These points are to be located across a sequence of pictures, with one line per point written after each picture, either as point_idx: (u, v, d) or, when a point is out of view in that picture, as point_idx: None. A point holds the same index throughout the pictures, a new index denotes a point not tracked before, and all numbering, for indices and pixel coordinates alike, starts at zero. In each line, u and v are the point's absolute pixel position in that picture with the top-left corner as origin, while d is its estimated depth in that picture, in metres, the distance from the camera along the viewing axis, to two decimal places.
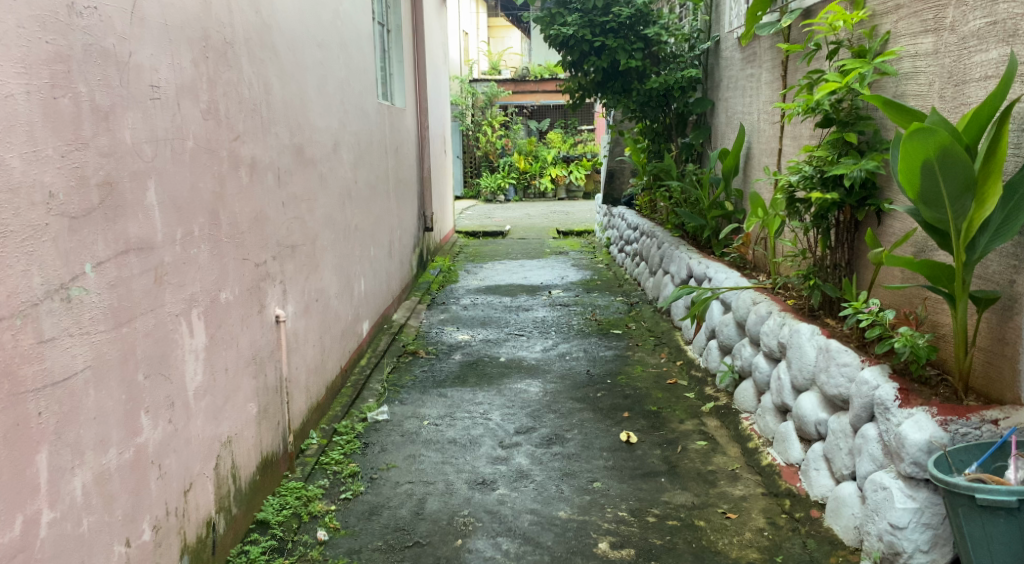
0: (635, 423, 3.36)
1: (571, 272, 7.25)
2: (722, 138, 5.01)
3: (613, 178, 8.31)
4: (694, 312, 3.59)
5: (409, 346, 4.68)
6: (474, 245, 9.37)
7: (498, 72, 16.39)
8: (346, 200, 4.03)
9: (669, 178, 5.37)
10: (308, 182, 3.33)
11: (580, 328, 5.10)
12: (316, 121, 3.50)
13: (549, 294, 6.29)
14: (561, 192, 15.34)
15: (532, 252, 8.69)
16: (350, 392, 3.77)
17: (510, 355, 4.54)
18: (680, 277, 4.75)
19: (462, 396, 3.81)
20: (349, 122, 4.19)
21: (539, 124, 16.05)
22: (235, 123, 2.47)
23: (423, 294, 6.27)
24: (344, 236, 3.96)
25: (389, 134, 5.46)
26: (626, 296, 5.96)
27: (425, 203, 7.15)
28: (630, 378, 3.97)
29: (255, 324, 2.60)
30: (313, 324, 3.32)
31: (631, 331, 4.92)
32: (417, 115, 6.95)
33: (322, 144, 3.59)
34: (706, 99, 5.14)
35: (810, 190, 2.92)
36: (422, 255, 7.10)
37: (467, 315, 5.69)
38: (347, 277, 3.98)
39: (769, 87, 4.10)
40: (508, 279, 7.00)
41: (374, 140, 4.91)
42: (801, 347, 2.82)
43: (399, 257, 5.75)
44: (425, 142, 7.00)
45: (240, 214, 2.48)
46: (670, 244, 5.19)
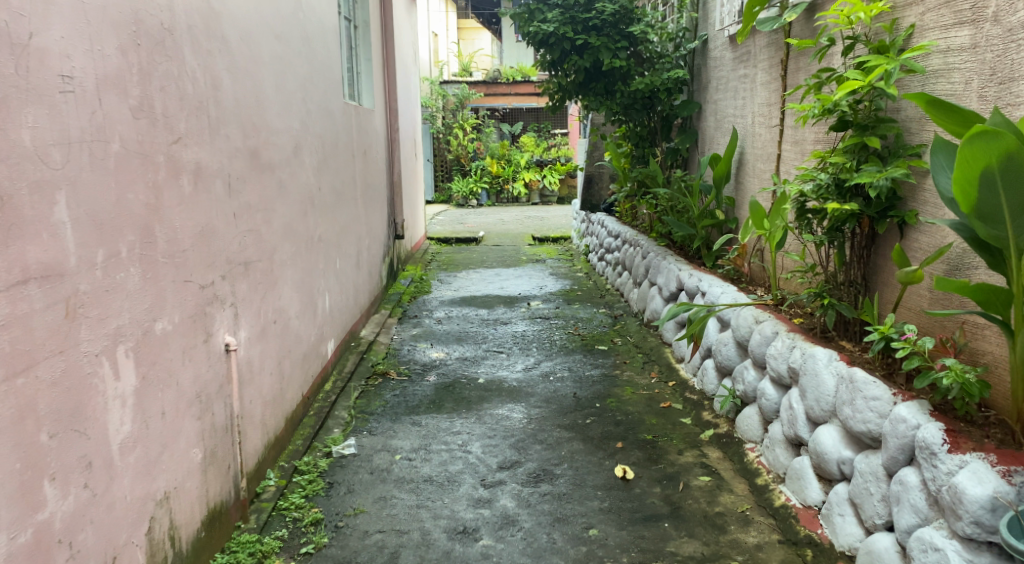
0: (630, 456, 3.07)
1: (550, 282, 6.95)
2: (710, 143, 4.74)
3: (592, 183, 8.03)
4: (690, 331, 3.30)
5: (379, 367, 4.34)
6: (446, 252, 9.02)
7: (469, 74, 16.08)
8: (309, 209, 3.69)
9: (655, 184, 5.09)
10: (265, 191, 2.97)
11: (562, 344, 4.79)
12: (274, 123, 3.15)
13: (528, 305, 5.97)
14: (535, 197, 15.03)
15: (508, 260, 8.37)
16: (313, 423, 3.43)
17: (489, 376, 4.22)
18: (669, 289, 4.47)
19: (439, 425, 3.48)
20: (311, 123, 3.83)
21: (512, 128, 15.75)
22: (176, 123, 2.11)
23: (393, 307, 5.93)
24: (306, 250, 3.60)
25: (356, 137, 5.11)
26: (610, 308, 5.66)
27: (395, 210, 6.81)
28: (620, 402, 3.67)
29: (200, 357, 2.24)
30: (269, 349, 2.96)
31: (617, 347, 4.63)
32: (387, 117, 6.60)
33: (281, 148, 3.24)
34: (693, 102, 4.89)
35: (824, 200, 2.63)
36: (392, 264, 6.74)
37: (441, 330, 5.35)
38: (309, 294, 3.63)
39: (765, 88, 3.84)
40: (483, 290, 6.68)
41: (340, 144, 4.55)
42: (818, 375, 2.54)
43: (368, 268, 5.39)
44: (394, 145, 6.66)
45: (181, 229, 2.13)
46: (657, 253, 4.91)
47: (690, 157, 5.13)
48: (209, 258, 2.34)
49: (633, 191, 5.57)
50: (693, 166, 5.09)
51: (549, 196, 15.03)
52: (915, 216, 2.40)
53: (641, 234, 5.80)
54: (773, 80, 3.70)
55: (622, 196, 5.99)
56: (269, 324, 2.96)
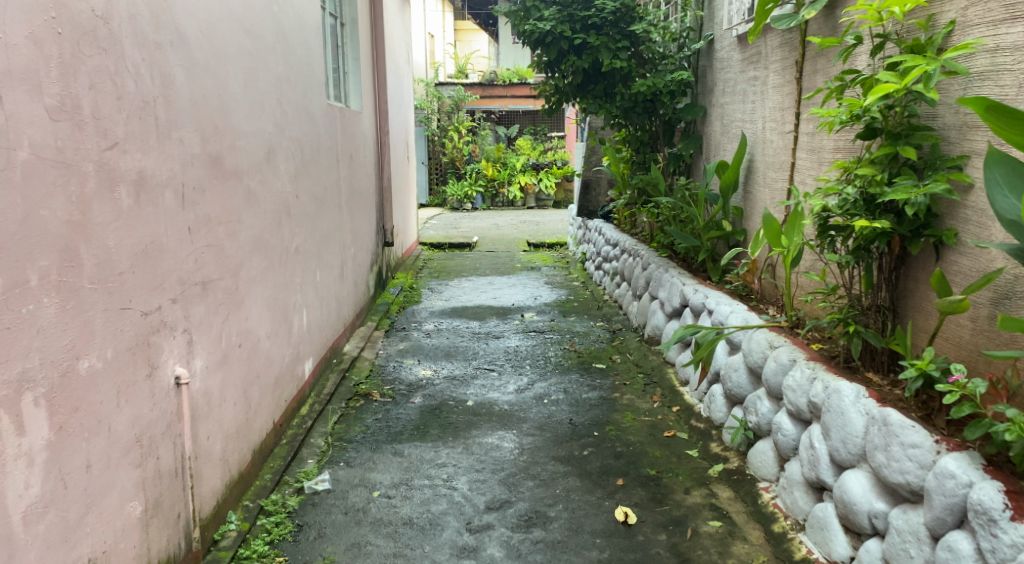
0: (632, 495, 2.78)
1: (545, 292, 6.67)
2: (716, 149, 4.47)
3: (589, 189, 7.77)
4: (698, 357, 3.02)
5: (361, 387, 4.04)
6: (438, 259, 8.73)
7: (465, 76, 15.80)
8: (284, 219, 3.40)
9: (657, 193, 4.81)
10: (230, 202, 2.69)
11: (559, 361, 4.50)
12: (242, 127, 2.87)
13: (522, 318, 5.69)
14: (530, 201, 14.74)
15: (502, 267, 8.08)
16: (285, 453, 3.14)
17: (479, 397, 3.92)
18: (672, 305, 4.19)
19: (422, 456, 3.19)
20: (288, 127, 3.54)
21: (507, 131, 15.48)
22: (111, 127, 1.83)
23: (381, 318, 5.63)
24: (279, 264, 3.31)
25: (341, 141, 4.83)
26: (608, 322, 5.36)
27: (384, 216, 6.52)
28: (620, 430, 3.39)
29: (143, 395, 1.96)
30: (233, 377, 2.67)
31: (616, 366, 4.35)
32: (376, 119, 6.31)
33: (250, 153, 2.95)
34: (698, 106, 4.62)
35: (851, 217, 2.35)
36: (381, 273, 6.45)
37: (430, 344, 5.07)
38: (283, 311, 3.34)
39: (777, 91, 3.56)
40: (476, 300, 6.40)
41: (322, 148, 4.27)
42: (843, 414, 2.25)
43: (353, 279, 5.10)
44: (384, 148, 6.37)
45: (119, 249, 1.85)
46: (658, 266, 4.64)
47: (694, 164, 4.86)
48: (156, 280, 2.06)
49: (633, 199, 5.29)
50: (697, 174, 4.82)
51: (545, 199, 14.74)
52: (954, 236, 2.14)
53: (642, 244, 5.53)
54: (787, 83, 3.43)
55: (622, 205, 5.72)
56: (233, 348, 2.67)
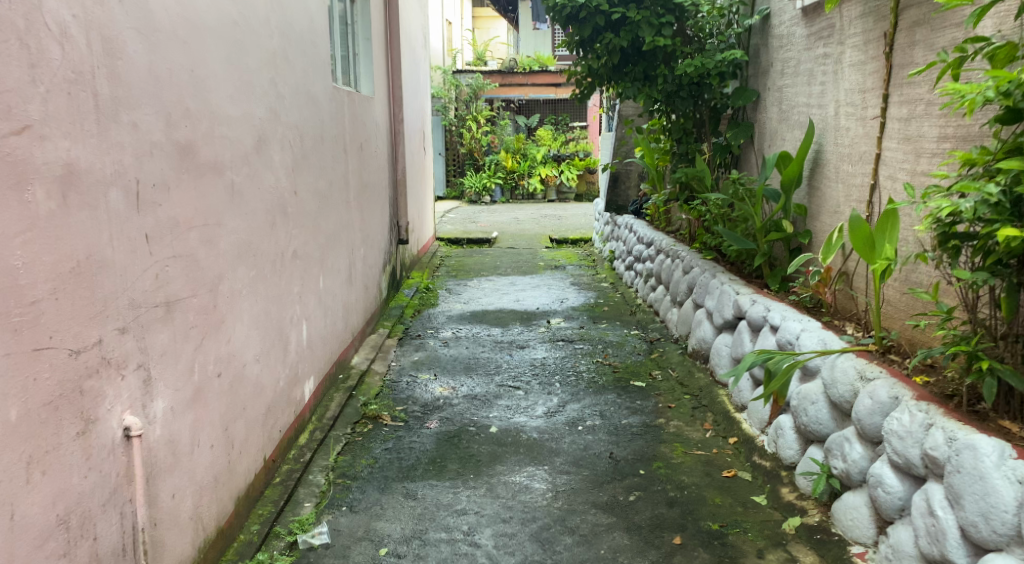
0: (693, 559, 2.30)
1: (571, 294, 6.17)
2: (773, 138, 3.95)
3: (618, 182, 7.25)
4: (770, 391, 2.51)
5: (369, 408, 3.57)
6: (455, 256, 8.25)
7: (484, 64, 15.29)
8: (279, 219, 2.93)
9: (704, 188, 4.31)
10: (207, 203, 2.22)
11: (592, 378, 4.00)
12: (224, 111, 2.39)
13: (548, 324, 5.19)
14: (551, 193, 14.21)
15: (523, 265, 7.59)
16: (277, 496, 2.67)
17: (504, 422, 3.43)
18: (724, 316, 3.68)
19: (439, 500, 2.70)
20: (285, 112, 3.06)
21: (528, 120, 14.96)
22: (17, 102, 1.35)
23: (394, 324, 5.16)
24: (274, 272, 2.84)
25: (349, 130, 4.34)
26: (644, 331, 4.85)
27: (399, 211, 6.04)
28: (671, 468, 2.89)
29: (73, 460, 1.49)
30: (210, 413, 2.20)
31: (657, 386, 3.85)
32: (390, 107, 5.82)
33: (234, 143, 2.47)
34: (750, 90, 4.12)
35: (989, 224, 1.84)
36: (394, 273, 5.97)
37: (448, 355, 4.58)
38: (277, 327, 2.87)
39: (854, 69, 3.03)
40: (497, 303, 5.90)
41: (327, 136, 3.78)
42: (983, 481, 1.76)
43: (363, 282, 4.61)
44: (399, 137, 5.87)
45: (30, 271, 1.37)
46: (704, 270, 4.13)
47: (744, 156, 4.35)
48: (96, 305, 1.58)
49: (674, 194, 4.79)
50: (748, 167, 4.31)
51: (566, 192, 14.22)
52: None
53: (683, 244, 5.02)
54: (871, 59, 2.89)
55: (660, 200, 5.22)
56: (211, 379, 2.20)
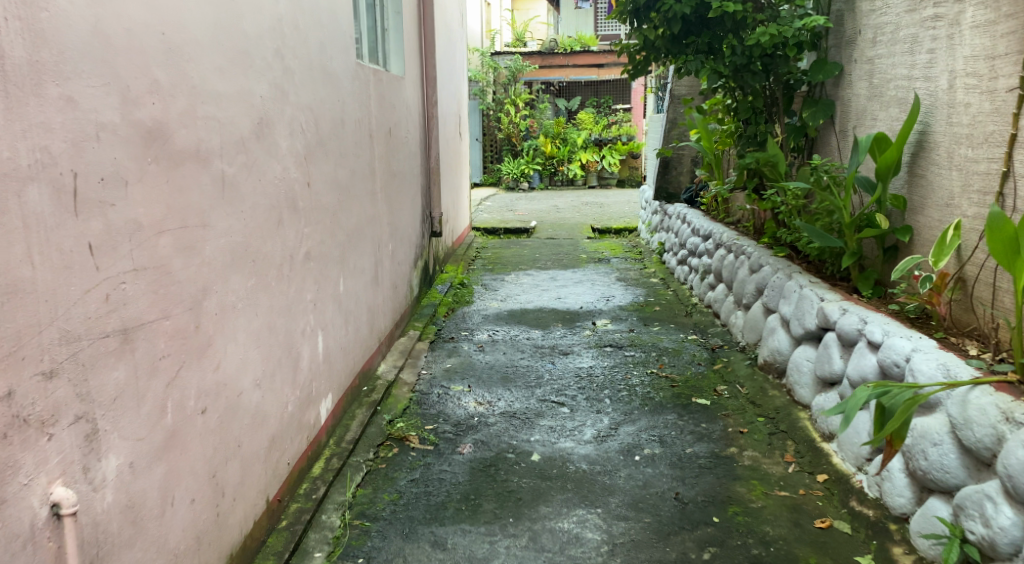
0: None
1: (619, 290, 5.69)
2: (861, 118, 3.43)
3: (669, 169, 6.74)
4: (874, 445, 2.02)
5: (395, 428, 3.14)
6: (493, 247, 7.81)
7: (523, 46, 14.78)
8: (288, 217, 2.50)
9: (776, 176, 3.80)
10: (186, 200, 1.79)
11: (647, 395, 3.52)
12: (212, 87, 1.95)
13: (594, 327, 4.71)
14: (592, 179, 13.68)
15: (564, 258, 7.11)
16: (282, 545, 2.25)
17: (548, 448, 2.97)
18: (806, 325, 3.19)
19: (472, 553, 2.26)
20: (295, 91, 2.62)
21: (568, 104, 14.43)
22: None
23: (425, 326, 4.73)
24: (281, 279, 2.41)
25: (376, 113, 3.91)
26: (703, 338, 4.35)
27: (432, 201, 5.61)
28: (751, 514, 2.41)
29: None
30: (193, 460, 1.79)
31: (724, 405, 3.35)
32: (422, 88, 5.37)
33: (226, 127, 2.05)
34: (835, 64, 3.61)
35: None
36: (426, 268, 5.55)
37: (484, 361, 4.13)
38: (286, 343, 2.44)
39: (977, 31, 2.49)
40: (538, 301, 5.44)
41: (349, 120, 3.35)
42: None
43: (391, 280, 4.19)
44: (432, 121, 5.43)
45: None
46: (782, 272, 3.64)
47: (821, 139, 3.85)
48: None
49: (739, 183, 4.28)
50: (827, 152, 3.79)
51: (608, 178, 13.70)
52: None
53: (749, 239, 4.50)
54: (1003, 17, 2.35)
55: (721, 189, 4.71)
56: (193, 418, 1.79)
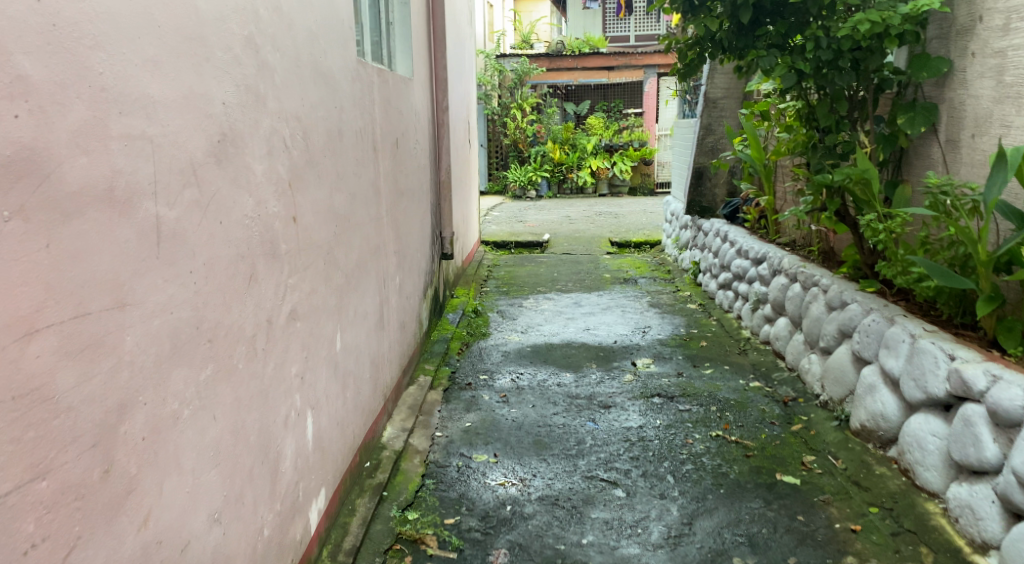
0: None
1: (655, 320, 5.03)
2: (983, 125, 2.77)
3: (702, 179, 6.09)
4: None
5: (407, 525, 2.46)
6: (505, 264, 7.14)
7: (529, 47, 14.11)
8: (264, 269, 1.81)
9: (868, 197, 3.14)
10: (80, 274, 1.11)
11: (718, 470, 2.84)
12: (137, 89, 1.27)
13: (635, 369, 4.04)
14: (602, 187, 13.03)
15: (586, 278, 6.45)
16: None
17: (607, 556, 2.29)
18: (926, 388, 2.51)
19: None
20: (275, 94, 1.93)
21: (577, 108, 13.80)
22: None
23: (437, 369, 4.05)
24: (252, 358, 1.73)
25: (381, 121, 3.24)
26: (768, 387, 3.68)
27: (443, 219, 4.95)
28: None
29: None
30: None
31: (819, 486, 2.67)
32: (431, 92, 4.70)
33: (163, 148, 1.36)
34: (943, 59, 2.95)
35: None
36: (436, 296, 4.87)
37: (511, 417, 3.45)
38: (261, 445, 1.77)
39: None
40: (565, 334, 4.77)
41: (348, 130, 2.67)
42: None
43: (398, 319, 3.53)
44: (443, 129, 4.78)
45: None
46: (881, 314, 2.98)
47: (920, 150, 3.19)
48: None
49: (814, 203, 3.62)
50: (930, 167, 3.13)
51: (619, 185, 13.03)
52: None
53: (821, 267, 3.82)
54: None
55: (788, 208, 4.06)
56: None
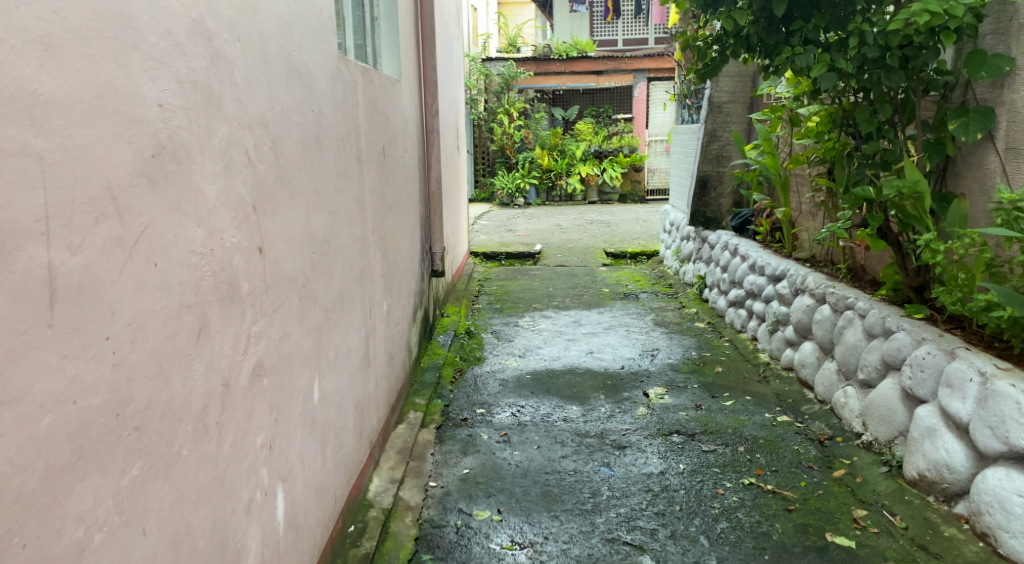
0: None
1: (663, 342, 4.66)
2: None
3: (706, 188, 5.74)
4: None
5: None
6: (496, 279, 6.75)
7: (515, 50, 13.87)
8: (220, 319, 1.41)
9: (919, 214, 2.79)
10: None
11: (758, 530, 2.46)
12: (10, 82, 0.89)
13: (647, 401, 3.66)
14: (592, 194, 12.59)
15: (584, 293, 6.07)
16: None
17: None
18: (1008, 439, 2.16)
19: None
20: (236, 94, 1.53)
21: (565, 113, 13.46)
22: None
23: (429, 403, 3.64)
24: (201, 437, 1.32)
25: (366, 128, 2.85)
26: (798, 422, 3.31)
27: (433, 233, 4.56)
28: None
29: None
30: None
31: (879, 551, 2.30)
32: (420, 96, 4.32)
33: (62, 167, 0.97)
34: (1005, 57, 2.60)
35: None
36: (426, 317, 4.47)
37: (514, 460, 3.06)
38: (215, 549, 1.36)
39: None
40: (567, 359, 4.38)
41: (328, 139, 2.27)
42: None
43: (386, 351, 3.12)
44: (433, 136, 4.39)
45: None
46: (938, 346, 2.63)
47: (974, 159, 2.84)
48: None
49: (850, 218, 3.27)
50: (985, 179, 2.78)
51: (609, 193, 12.69)
52: None
53: (853, 288, 3.47)
54: None
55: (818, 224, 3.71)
56: None
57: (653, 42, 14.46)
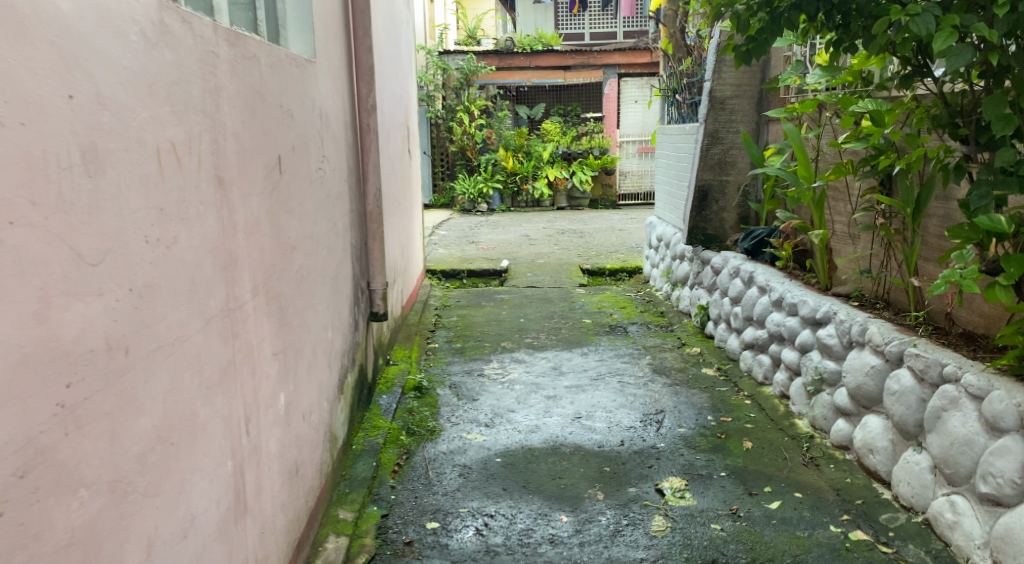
0: None
1: (667, 399, 3.67)
2: None
3: (706, 201, 4.76)
4: None
5: None
6: (457, 306, 5.72)
7: (476, 43, 12.86)
8: None
9: None
10: None
11: None
12: None
13: (662, 506, 2.66)
14: (560, 198, 11.70)
15: (561, 325, 5.07)
16: None
17: None
18: None
19: None
20: None
21: (530, 111, 12.47)
22: None
23: (359, 516, 2.59)
24: None
25: (239, 130, 1.79)
26: (883, 544, 2.34)
27: (373, 266, 3.50)
28: None
29: None
30: None
31: None
32: (351, 86, 3.26)
33: None
34: None
35: None
36: (361, 378, 3.40)
37: None
38: None
39: None
40: (546, 430, 3.34)
41: (122, 153, 1.20)
42: None
43: (285, 467, 2.06)
44: (369, 137, 3.34)
45: None
46: None
47: None
48: None
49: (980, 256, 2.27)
50: None
51: (579, 198, 11.73)
52: None
53: (948, 350, 2.49)
54: None
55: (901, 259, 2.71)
56: None
57: (621, 35, 13.49)
